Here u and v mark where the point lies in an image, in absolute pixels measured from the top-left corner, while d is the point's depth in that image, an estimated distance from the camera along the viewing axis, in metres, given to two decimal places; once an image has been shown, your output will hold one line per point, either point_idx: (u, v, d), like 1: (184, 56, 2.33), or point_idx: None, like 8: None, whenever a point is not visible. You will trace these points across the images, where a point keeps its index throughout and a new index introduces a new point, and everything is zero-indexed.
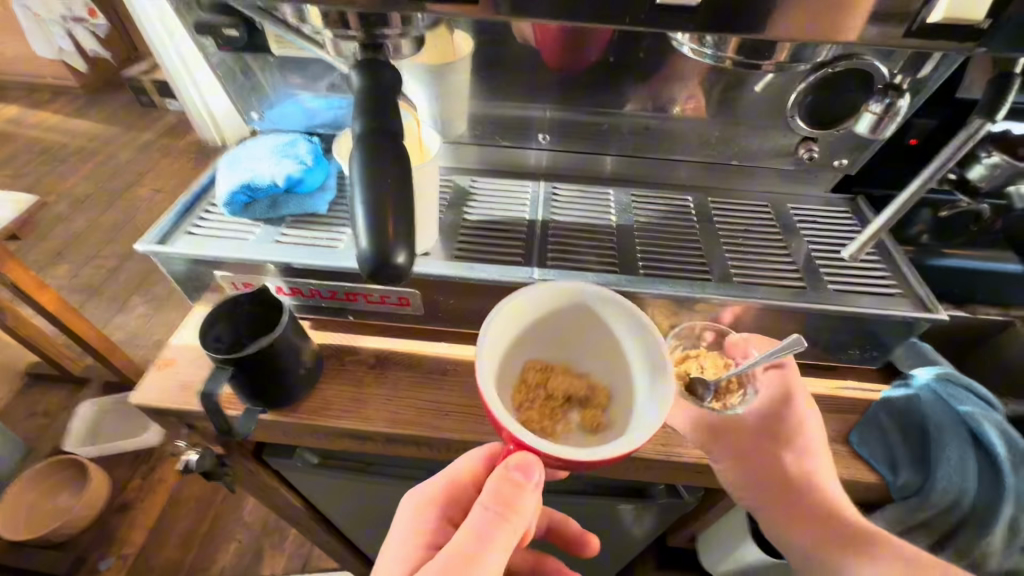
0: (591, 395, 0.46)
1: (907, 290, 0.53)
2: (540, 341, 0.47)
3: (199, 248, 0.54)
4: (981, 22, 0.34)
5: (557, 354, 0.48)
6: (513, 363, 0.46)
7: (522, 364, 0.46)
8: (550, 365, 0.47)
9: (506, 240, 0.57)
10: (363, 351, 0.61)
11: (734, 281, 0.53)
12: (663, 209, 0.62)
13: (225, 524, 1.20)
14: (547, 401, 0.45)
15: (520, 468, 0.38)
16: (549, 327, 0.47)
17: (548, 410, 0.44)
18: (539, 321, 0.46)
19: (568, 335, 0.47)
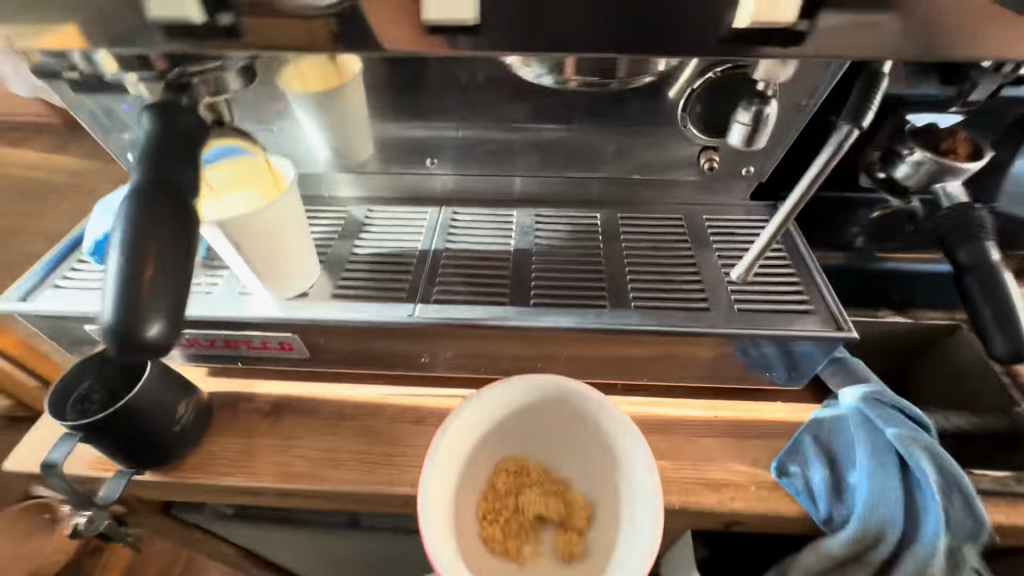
0: (569, 514, 0.47)
1: (818, 306, 0.49)
2: (519, 439, 0.50)
3: (65, 303, 0.51)
4: (796, 23, 0.29)
5: (537, 452, 0.50)
6: (484, 464, 0.48)
7: (497, 461, 0.49)
8: (527, 467, 0.49)
9: (394, 274, 0.54)
10: (258, 398, 0.58)
11: (629, 305, 0.49)
12: (569, 231, 0.58)
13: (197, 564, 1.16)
14: (516, 514, 0.47)
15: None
16: (529, 426, 0.49)
17: (515, 528, 0.46)
18: (517, 418, 0.48)
19: (549, 436, 0.49)
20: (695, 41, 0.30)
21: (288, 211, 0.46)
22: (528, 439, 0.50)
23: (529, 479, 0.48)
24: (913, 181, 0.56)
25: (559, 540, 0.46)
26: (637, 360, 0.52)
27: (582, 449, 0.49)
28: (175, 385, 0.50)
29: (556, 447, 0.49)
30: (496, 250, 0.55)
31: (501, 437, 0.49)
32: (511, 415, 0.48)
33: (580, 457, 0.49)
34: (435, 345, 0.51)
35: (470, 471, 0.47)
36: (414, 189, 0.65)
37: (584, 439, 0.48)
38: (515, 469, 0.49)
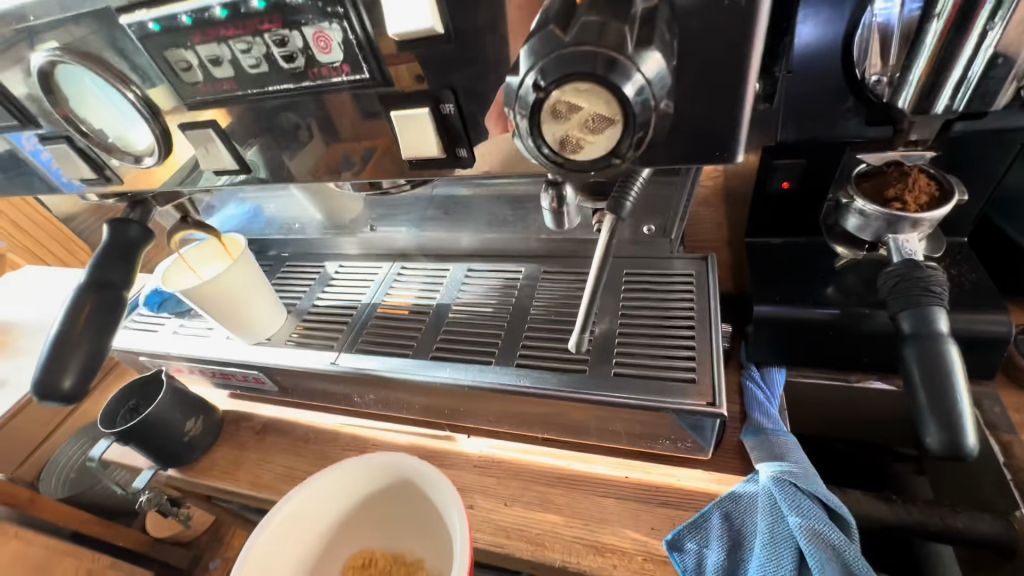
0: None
1: (701, 374, 0.47)
2: (360, 532, 0.59)
3: (126, 341, 0.70)
4: (453, 153, 0.30)
5: (380, 538, 0.59)
6: (335, 557, 0.58)
7: (347, 554, 0.59)
8: (369, 555, 0.59)
9: (336, 324, 0.64)
10: (256, 418, 0.72)
11: (514, 364, 0.52)
12: (493, 287, 0.62)
13: None
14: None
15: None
16: (361, 521, 0.58)
17: None
18: (350, 517, 0.57)
19: (408, 515, 0.57)
20: (393, 172, 0.33)
21: (239, 277, 0.59)
22: (367, 532, 0.59)
23: (373, 559, 0.58)
24: (868, 232, 0.49)
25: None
26: (532, 417, 0.54)
27: (414, 527, 0.58)
28: (185, 407, 0.67)
29: (394, 532, 0.59)
30: (422, 304, 0.63)
31: (347, 533, 0.58)
32: (346, 516, 0.57)
33: (415, 532, 0.58)
34: (358, 390, 0.60)
35: (322, 564, 0.57)
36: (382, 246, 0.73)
37: (424, 521, 0.56)
38: (363, 561, 0.58)
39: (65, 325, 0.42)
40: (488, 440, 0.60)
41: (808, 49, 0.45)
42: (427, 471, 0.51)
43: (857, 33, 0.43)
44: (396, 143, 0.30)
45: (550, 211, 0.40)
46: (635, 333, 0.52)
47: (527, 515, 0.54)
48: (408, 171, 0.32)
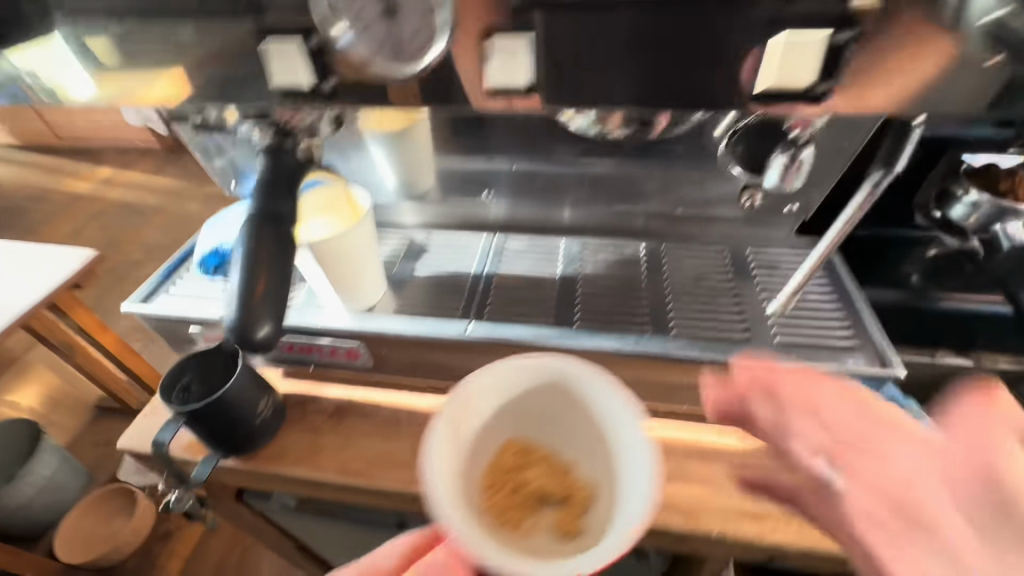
0: (570, 494, 0.38)
1: (860, 341, 0.50)
2: (526, 419, 0.41)
3: (175, 307, 0.60)
4: (815, 86, 0.32)
5: (541, 433, 0.41)
6: (490, 431, 0.40)
7: (498, 443, 0.41)
8: (532, 448, 0.41)
9: (452, 294, 0.59)
10: (326, 400, 0.64)
11: (672, 332, 0.52)
12: (614, 259, 0.62)
13: (252, 556, 1.33)
14: (514, 492, 0.39)
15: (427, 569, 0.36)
16: (538, 403, 0.40)
17: (511, 501, 0.38)
18: (533, 392, 0.39)
19: (565, 418, 0.40)
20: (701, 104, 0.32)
21: (358, 236, 0.53)
22: (527, 419, 0.41)
23: (531, 453, 0.40)
24: (971, 220, 0.55)
25: (562, 521, 0.37)
26: (676, 388, 0.54)
27: (581, 431, 0.39)
28: (258, 382, 0.58)
29: (558, 429, 0.40)
30: (541, 274, 0.60)
31: (505, 416, 0.40)
32: (523, 389, 0.39)
33: (590, 435, 0.39)
34: (483, 361, 0.56)
35: (468, 446, 0.39)
36: (470, 220, 0.72)
37: (585, 423, 0.38)
38: (519, 456, 0.40)
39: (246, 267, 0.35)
40: None
41: None
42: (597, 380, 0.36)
43: None
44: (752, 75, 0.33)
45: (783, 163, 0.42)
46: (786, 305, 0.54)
47: (669, 488, 0.53)
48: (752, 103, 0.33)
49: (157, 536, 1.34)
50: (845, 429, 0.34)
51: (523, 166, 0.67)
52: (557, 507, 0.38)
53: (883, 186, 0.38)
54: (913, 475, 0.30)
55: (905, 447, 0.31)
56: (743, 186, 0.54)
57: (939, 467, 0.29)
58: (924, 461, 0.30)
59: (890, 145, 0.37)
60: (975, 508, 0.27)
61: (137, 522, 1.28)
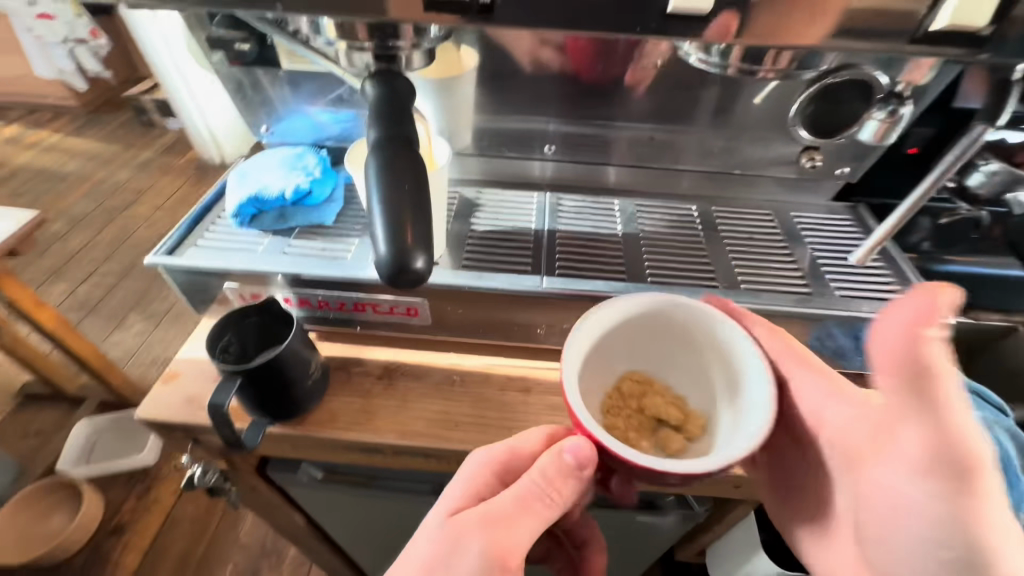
0: (682, 421, 0.47)
1: (912, 295, 0.54)
2: (641, 351, 0.49)
3: (208, 260, 0.54)
4: (982, 30, 0.32)
5: (658, 368, 0.50)
6: (610, 365, 0.48)
7: (618, 371, 0.49)
8: (649, 379, 0.49)
9: (513, 249, 0.57)
10: (371, 362, 0.61)
11: (741, 287, 0.54)
12: (669, 219, 0.63)
13: (221, 545, 1.21)
14: (637, 413, 0.47)
15: (574, 455, 0.39)
16: (661, 342, 0.49)
17: (632, 423, 0.46)
18: (650, 329, 0.48)
19: (679, 355, 0.49)
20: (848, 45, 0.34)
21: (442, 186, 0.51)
22: (640, 355, 0.49)
23: (649, 386, 0.49)
24: (986, 188, 0.62)
25: (671, 441, 0.45)
26: None
27: (690, 366, 0.49)
28: (309, 342, 0.54)
29: (669, 364, 0.49)
30: (603, 231, 0.60)
31: (624, 350, 0.49)
32: (639, 326, 0.48)
33: (701, 370, 0.48)
34: (553, 317, 0.56)
35: (597, 371, 0.47)
36: (513, 178, 0.70)
37: (702, 361, 0.47)
38: (635, 387, 0.48)
39: (386, 200, 0.32)
40: None
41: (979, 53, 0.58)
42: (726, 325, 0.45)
43: None
44: (926, 16, 0.33)
45: (873, 124, 0.52)
46: (838, 263, 0.57)
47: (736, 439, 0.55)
48: (900, 46, 0.34)
49: (109, 530, 1.21)
50: (775, 357, 0.46)
51: (566, 124, 0.64)
52: (670, 430, 0.46)
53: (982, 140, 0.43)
54: (924, 458, 0.28)
55: (910, 427, 0.28)
56: (802, 147, 0.60)
57: (934, 453, 0.27)
58: (927, 441, 0.27)
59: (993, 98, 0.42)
60: (952, 473, 0.27)
61: (89, 507, 1.17)
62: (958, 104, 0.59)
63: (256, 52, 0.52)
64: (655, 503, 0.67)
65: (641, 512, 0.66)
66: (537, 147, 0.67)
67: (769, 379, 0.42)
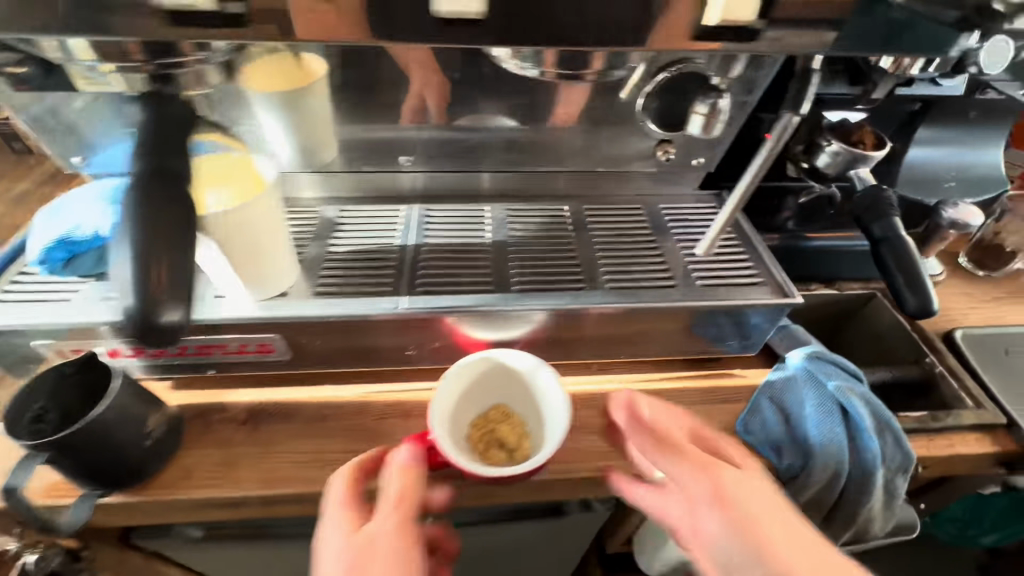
0: (515, 451, 0.51)
1: (767, 278, 0.56)
2: (515, 390, 0.54)
3: (9, 318, 0.47)
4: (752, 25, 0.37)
5: (524, 408, 0.54)
6: (487, 394, 0.54)
7: (492, 405, 0.54)
8: (513, 414, 0.54)
9: (374, 268, 0.54)
10: (233, 407, 0.55)
11: (606, 287, 0.54)
12: (540, 223, 0.61)
13: None
14: (488, 438, 0.52)
15: (408, 457, 0.42)
16: (529, 389, 0.53)
17: (477, 444, 0.51)
18: (520, 377, 0.53)
19: (539, 402, 0.53)
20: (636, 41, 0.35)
21: (276, 213, 0.49)
22: (516, 394, 0.54)
23: (512, 419, 0.53)
24: (833, 167, 0.64)
25: (493, 459, 0.50)
26: (610, 336, 0.57)
27: (544, 414, 0.52)
28: (146, 398, 0.48)
29: (534, 408, 0.53)
30: (472, 242, 0.58)
31: (500, 386, 0.54)
32: (512, 374, 0.53)
33: (545, 414, 0.52)
34: (419, 337, 0.53)
35: (470, 398, 0.53)
36: (378, 188, 0.66)
37: (548, 413, 0.51)
38: (494, 422, 0.53)
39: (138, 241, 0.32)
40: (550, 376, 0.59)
41: None
42: (561, 392, 0.50)
43: None
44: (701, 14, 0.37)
45: (699, 119, 0.50)
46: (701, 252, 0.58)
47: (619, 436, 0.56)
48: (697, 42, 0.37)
49: None
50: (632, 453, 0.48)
51: (431, 132, 0.61)
52: (501, 452, 0.51)
53: (793, 125, 0.47)
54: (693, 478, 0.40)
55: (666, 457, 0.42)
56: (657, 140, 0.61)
57: (692, 470, 0.40)
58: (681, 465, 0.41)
59: (796, 83, 0.45)
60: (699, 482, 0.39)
61: None
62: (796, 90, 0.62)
63: (42, 76, 0.46)
64: (559, 508, 0.65)
65: (547, 521, 0.65)
66: (403, 158, 0.63)
67: (564, 427, 0.48)
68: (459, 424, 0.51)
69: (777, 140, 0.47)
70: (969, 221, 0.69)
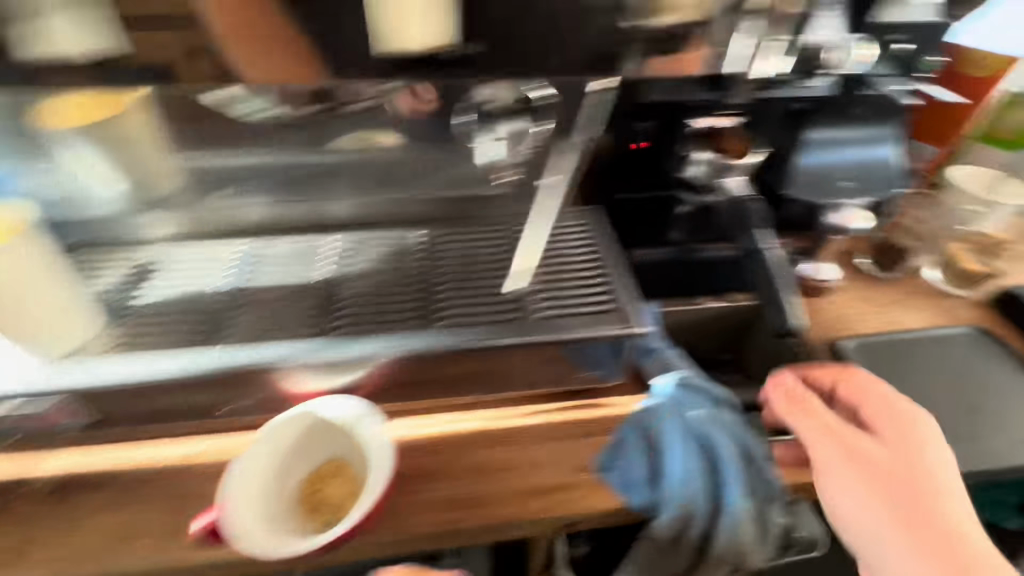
0: (339, 513, 0.46)
1: (612, 308, 0.52)
2: (350, 442, 0.50)
3: None
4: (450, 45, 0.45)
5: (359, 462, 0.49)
6: (320, 448, 0.50)
7: (328, 458, 0.50)
8: (348, 469, 0.49)
9: (180, 321, 0.51)
10: (31, 479, 0.49)
11: (434, 326, 0.50)
12: (384, 253, 0.55)
13: None
14: (315, 498, 0.47)
15: None
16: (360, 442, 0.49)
17: (302, 505, 0.47)
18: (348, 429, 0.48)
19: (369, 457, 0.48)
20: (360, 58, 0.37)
21: (22, 261, 0.44)
22: (350, 447, 0.50)
23: (345, 473, 0.49)
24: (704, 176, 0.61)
25: (312, 524, 0.46)
26: (453, 377, 0.52)
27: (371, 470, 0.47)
28: None
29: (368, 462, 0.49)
30: (300, 283, 0.54)
31: (333, 438, 0.50)
32: (340, 426, 0.48)
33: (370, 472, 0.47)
34: (233, 394, 0.49)
35: (298, 454, 0.48)
36: (220, 221, 0.57)
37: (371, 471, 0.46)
38: (324, 478, 0.48)
39: None
40: (409, 420, 0.53)
41: None
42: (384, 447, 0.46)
43: None
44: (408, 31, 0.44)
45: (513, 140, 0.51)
46: (551, 279, 0.54)
47: (466, 484, 0.50)
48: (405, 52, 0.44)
49: None
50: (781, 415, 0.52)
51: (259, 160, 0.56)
52: (324, 515, 0.46)
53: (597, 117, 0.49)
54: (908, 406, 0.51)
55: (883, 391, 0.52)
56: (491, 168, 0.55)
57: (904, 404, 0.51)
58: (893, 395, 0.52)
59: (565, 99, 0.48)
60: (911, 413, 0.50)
61: None
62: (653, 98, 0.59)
63: None
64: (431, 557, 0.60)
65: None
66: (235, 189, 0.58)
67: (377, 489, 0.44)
68: (283, 484, 0.47)
69: (561, 166, 0.51)
70: (850, 224, 0.70)
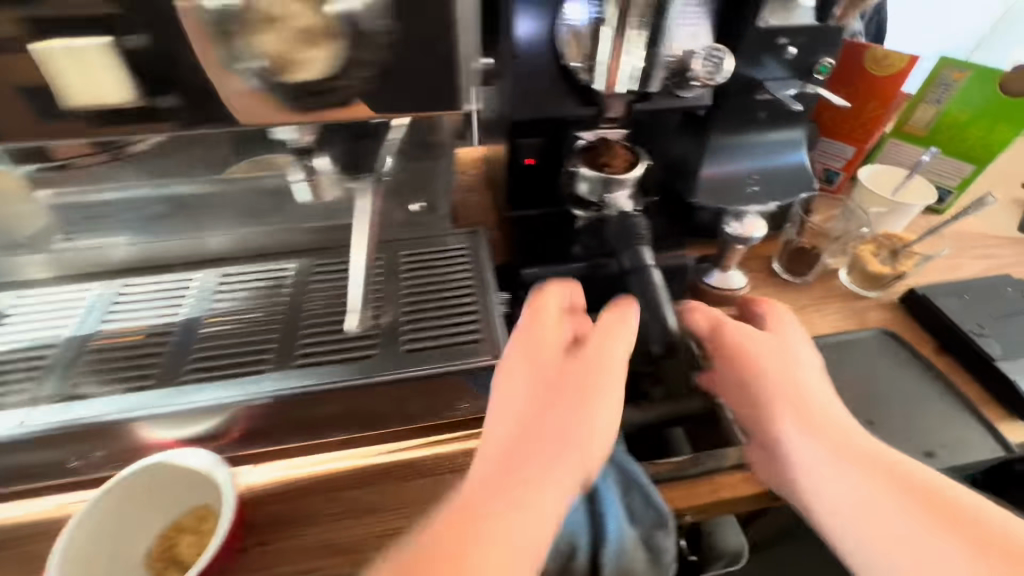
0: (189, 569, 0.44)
1: (485, 335, 0.50)
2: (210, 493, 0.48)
3: None
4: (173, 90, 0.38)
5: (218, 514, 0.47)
6: (180, 499, 0.48)
7: (188, 510, 0.48)
8: (205, 520, 0.47)
9: (18, 372, 0.47)
10: None
11: (293, 365, 0.48)
12: (253, 290, 0.54)
13: None
14: (168, 553, 0.46)
15: None
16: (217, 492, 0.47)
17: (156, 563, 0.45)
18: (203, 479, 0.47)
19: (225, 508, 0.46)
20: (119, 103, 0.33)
21: None
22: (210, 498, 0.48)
23: (201, 527, 0.47)
24: (592, 194, 0.58)
25: None
26: (319, 417, 0.50)
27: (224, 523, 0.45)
28: None
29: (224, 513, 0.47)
30: (158, 325, 0.51)
31: (192, 489, 0.48)
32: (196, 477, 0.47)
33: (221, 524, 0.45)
34: (75, 449, 0.46)
35: (152, 508, 0.47)
36: (83, 262, 0.54)
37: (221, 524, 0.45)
38: (180, 532, 0.47)
39: None
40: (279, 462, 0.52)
41: (529, 42, 0.53)
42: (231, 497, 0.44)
43: (559, 35, 0.52)
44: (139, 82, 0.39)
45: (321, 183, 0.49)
46: (422, 308, 0.52)
47: (334, 528, 0.49)
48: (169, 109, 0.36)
49: None
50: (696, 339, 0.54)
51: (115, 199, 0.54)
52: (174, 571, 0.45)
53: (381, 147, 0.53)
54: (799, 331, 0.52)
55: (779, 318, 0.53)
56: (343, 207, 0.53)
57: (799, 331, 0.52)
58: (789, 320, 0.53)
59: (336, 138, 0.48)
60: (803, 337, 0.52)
61: None
62: (532, 115, 0.57)
63: None
64: None
65: None
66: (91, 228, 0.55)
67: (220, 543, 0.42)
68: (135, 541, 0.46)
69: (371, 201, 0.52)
70: (751, 235, 0.66)
